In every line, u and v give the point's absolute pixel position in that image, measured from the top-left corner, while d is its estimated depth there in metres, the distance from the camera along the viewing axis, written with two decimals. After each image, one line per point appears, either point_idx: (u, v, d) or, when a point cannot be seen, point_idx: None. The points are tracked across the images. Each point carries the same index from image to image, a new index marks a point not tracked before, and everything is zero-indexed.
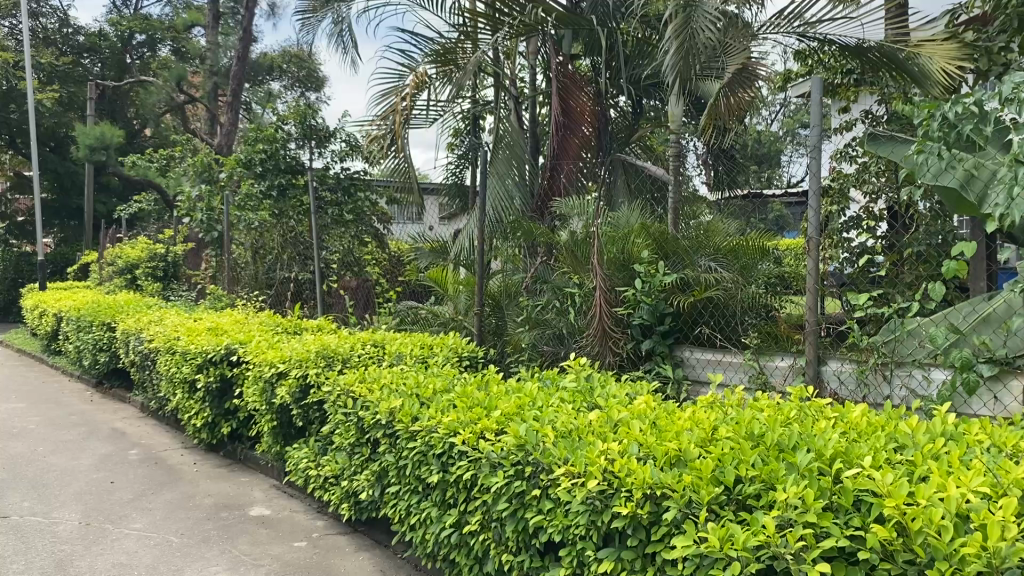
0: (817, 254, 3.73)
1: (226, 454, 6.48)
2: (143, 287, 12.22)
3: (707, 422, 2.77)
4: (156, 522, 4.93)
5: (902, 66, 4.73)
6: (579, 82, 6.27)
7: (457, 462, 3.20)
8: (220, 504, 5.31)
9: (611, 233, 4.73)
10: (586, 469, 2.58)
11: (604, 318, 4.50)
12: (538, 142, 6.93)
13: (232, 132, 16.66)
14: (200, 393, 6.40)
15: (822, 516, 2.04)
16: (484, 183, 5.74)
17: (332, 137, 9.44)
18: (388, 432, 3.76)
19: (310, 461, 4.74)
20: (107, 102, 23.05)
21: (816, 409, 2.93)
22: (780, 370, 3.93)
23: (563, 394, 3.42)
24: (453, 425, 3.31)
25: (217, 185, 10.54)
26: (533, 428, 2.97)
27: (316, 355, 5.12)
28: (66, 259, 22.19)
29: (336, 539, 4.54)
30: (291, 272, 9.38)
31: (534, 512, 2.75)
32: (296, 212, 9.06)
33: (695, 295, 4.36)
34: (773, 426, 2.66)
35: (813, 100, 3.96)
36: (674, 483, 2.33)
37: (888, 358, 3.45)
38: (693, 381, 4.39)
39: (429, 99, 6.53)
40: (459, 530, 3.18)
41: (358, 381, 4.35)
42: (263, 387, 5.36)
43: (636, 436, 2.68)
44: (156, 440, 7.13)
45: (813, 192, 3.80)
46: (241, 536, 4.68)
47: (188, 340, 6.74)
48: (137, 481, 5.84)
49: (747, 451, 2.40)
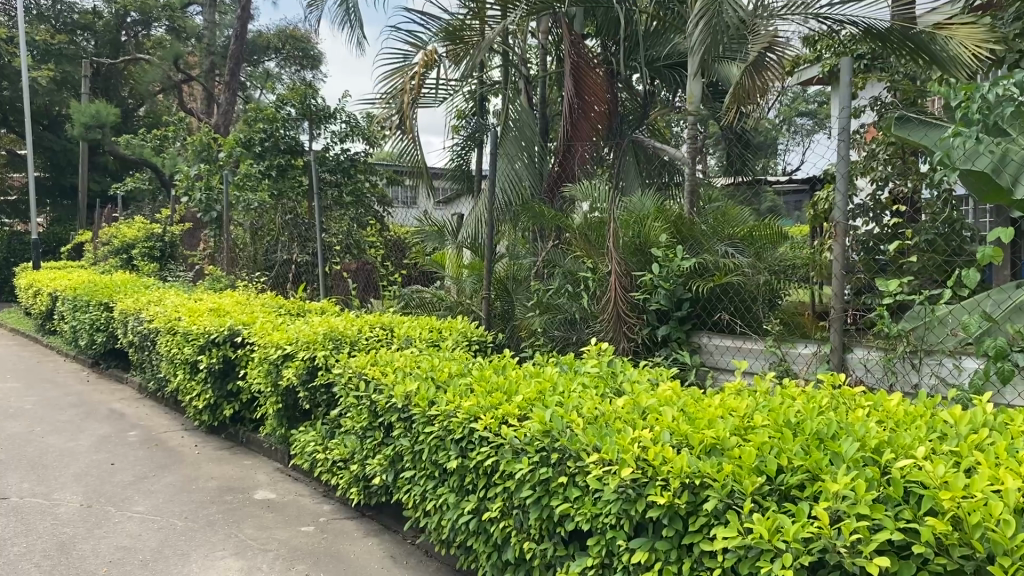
0: (844, 238, 3.67)
1: (228, 437, 6.40)
2: (140, 268, 12.10)
3: (740, 410, 2.69)
4: (159, 506, 4.84)
5: (929, 52, 4.62)
6: (590, 62, 6.07)
7: (477, 448, 3.11)
8: (223, 487, 5.22)
9: (626, 216, 4.64)
10: (619, 457, 2.49)
11: (619, 303, 4.41)
12: (546, 123, 6.82)
13: (230, 111, 16.45)
14: (202, 374, 6.29)
15: (873, 508, 1.98)
16: (493, 165, 5.60)
17: (334, 118, 9.34)
18: (403, 415, 3.67)
19: (317, 445, 4.66)
20: (102, 80, 22.76)
21: (849, 398, 2.87)
22: (803, 358, 3.80)
23: (585, 379, 3.34)
24: (473, 409, 3.21)
25: (217, 165, 10.41)
26: (559, 414, 2.88)
27: (324, 337, 5.03)
28: (59, 239, 22.06)
29: (344, 523, 4.47)
30: (290, 254, 8.95)
31: (560, 500, 2.67)
32: (296, 192, 9.04)
33: (715, 280, 4.25)
34: (811, 414, 2.59)
35: (842, 78, 3.84)
36: (714, 471, 2.26)
37: (917, 346, 3.36)
38: (713, 368, 4.28)
39: (440, 78, 6.39)
40: (478, 517, 3.10)
41: (369, 364, 4.26)
42: (268, 369, 5.25)
43: (668, 424, 2.60)
44: (157, 422, 7.03)
45: (841, 174, 3.72)
46: (247, 519, 4.59)
47: (189, 321, 6.62)
48: (137, 463, 5.75)
49: (788, 440, 2.33)
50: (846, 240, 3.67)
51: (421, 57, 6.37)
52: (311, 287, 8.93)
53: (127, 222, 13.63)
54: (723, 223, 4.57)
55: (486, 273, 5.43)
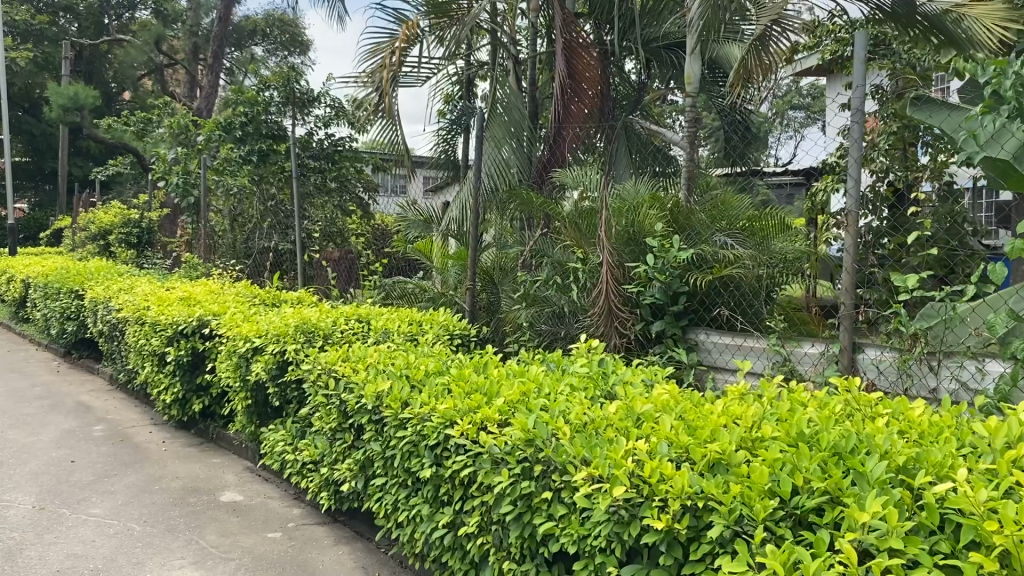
0: (857, 229, 3.36)
1: (197, 433, 6.08)
2: (116, 255, 11.73)
3: (746, 418, 2.40)
4: (117, 508, 4.53)
5: (945, 33, 4.29)
6: (582, 42, 5.73)
7: (453, 456, 2.80)
8: (188, 487, 4.92)
9: (618, 204, 4.33)
10: (610, 472, 2.19)
11: (611, 296, 4.10)
12: (536, 106, 6.48)
13: (213, 95, 16.06)
14: (170, 367, 5.96)
15: (907, 541, 1.69)
16: (479, 150, 5.28)
17: (317, 103, 9.02)
18: (374, 417, 3.36)
19: (287, 445, 4.37)
20: (84, 63, 22.22)
21: (865, 407, 2.59)
22: (810, 358, 3.49)
23: (573, 379, 3.03)
24: (450, 413, 2.90)
25: (195, 149, 10.05)
26: (543, 420, 2.58)
27: (295, 330, 4.72)
28: (39, 225, 21.70)
29: (313, 530, 4.16)
30: (269, 242, 8.68)
31: (543, 518, 2.37)
32: (276, 178, 8.71)
33: (714, 272, 3.96)
34: (828, 424, 2.30)
35: (856, 52, 3.49)
36: (719, 492, 1.96)
37: (936, 348, 3.06)
38: (710, 367, 3.97)
39: (423, 54, 6.07)
40: (454, 532, 2.81)
41: (341, 360, 3.95)
42: (237, 363, 4.94)
43: (666, 434, 2.30)
44: (124, 415, 6.70)
45: (854, 158, 3.40)
46: (210, 524, 4.28)
47: (157, 310, 6.29)
48: (99, 460, 5.42)
49: (803, 456, 2.04)
50: (858, 231, 3.37)
51: (402, 32, 6.02)
52: (290, 276, 8.58)
53: (103, 207, 13.23)
54: (720, 212, 4.29)
55: (470, 263, 5.10)
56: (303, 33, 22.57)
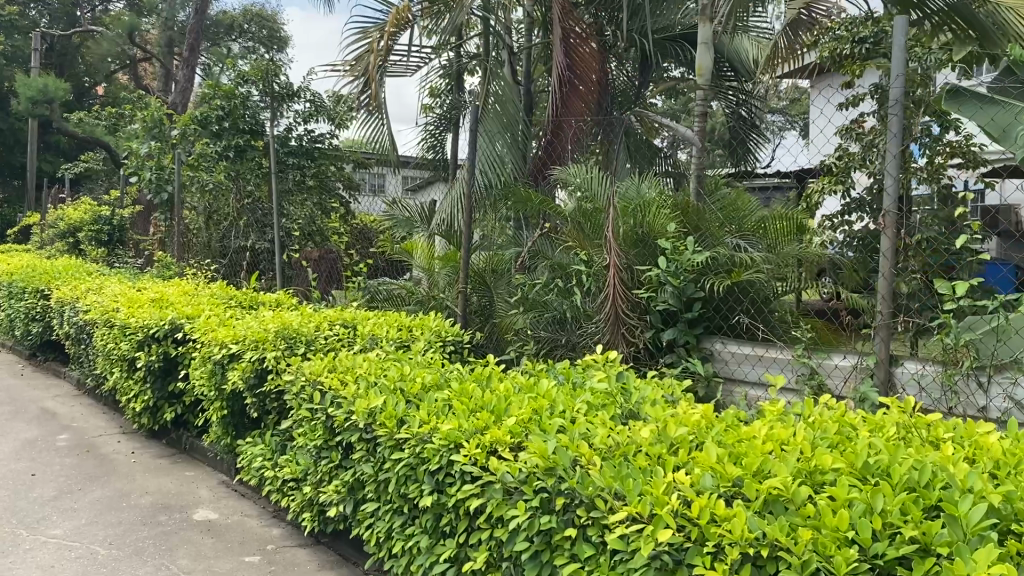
0: (895, 231, 3.09)
1: (169, 443, 5.71)
2: (85, 253, 11.27)
3: (799, 446, 2.11)
4: (79, 529, 4.16)
5: (974, 21, 3.86)
6: (582, 33, 5.46)
7: (458, 483, 2.49)
8: (158, 504, 4.55)
9: (625, 204, 4.04)
10: (651, 511, 1.89)
11: (619, 300, 3.81)
12: (530, 101, 6.18)
13: (188, 89, 15.58)
14: (141, 373, 5.58)
15: None
16: (472, 144, 4.96)
17: (298, 97, 8.61)
18: (365, 436, 3.04)
19: (267, 460, 4.05)
20: (56, 55, 21.62)
21: (922, 431, 2.31)
22: (841, 371, 3.21)
23: (589, 397, 2.74)
24: (453, 434, 2.58)
25: (169, 143, 9.60)
26: (564, 445, 2.28)
27: (275, 336, 4.37)
28: (7, 221, 21.07)
29: (294, 553, 3.83)
30: (246, 241, 8.29)
31: (566, 560, 2.07)
32: (254, 174, 8.23)
33: (731, 277, 3.68)
34: (893, 453, 2.02)
35: (895, 40, 3.22)
36: (786, 537, 1.68)
37: (986, 362, 2.79)
38: (727, 379, 3.69)
39: (411, 41, 5.75)
40: (457, 569, 2.50)
41: (326, 371, 3.62)
42: (212, 370, 4.59)
43: (712, 465, 2.00)
44: (90, 423, 6.32)
45: (892, 151, 3.12)
46: (182, 547, 3.92)
47: (128, 312, 5.91)
48: (62, 474, 5.05)
49: (878, 496, 1.75)
50: (896, 232, 3.10)
51: (392, 16, 5.73)
52: (267, 277, 8.22)
53: (73, 204, 12.75)
54: (733, 214, 4.03)
55: (461, 264, 4.74)
56: (282, 28, 22.17)
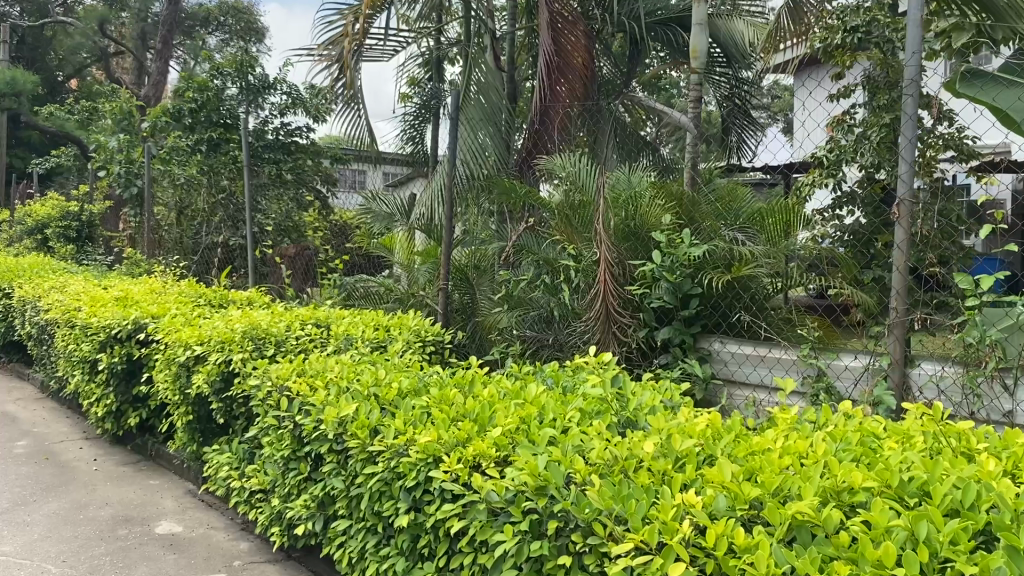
0: (909, 220, 2.84)
1: (134, 449, 5.42)
2: (54, 250, 10.89)
3: (823, 460, 1.87)
4: (31, 544, 3.86)
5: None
6: (570, 18, 5.26)
7: (438, 501, 2.24)
8: (119, 516, 4.26)
9: (615, 193, 3.81)
10: (660, 541, 1.64)
11: (610, 297, 3.56)
12: (514, 91, 5.95)
13: (161, 82, 15.17)
14: (103, 376, 5.28)
15: None
16: (453, 133, 4.69)
17: (274, 90, 8.34)
18: (336, 447, 2.77)
19: (233, 469, 3.77)
20: (27, 48, 21.11)
21: (954, 441, 2.07)
22: (851, 373, 3.00)
23: (582, 403, 2.49)
24: (432, 446, 2.32)
25: (139, 136, 9.27)
26: (556, 460, 2.02)
27: (242, 337, 4.11)
28: None
29: (262, 570, 3.56)
30: (218, 236, 7.98)
31: None
32: (228, 168, 7.94)
33: (731, 272, 3.44)
34: (930, 468, 1.78)
35: (910, 13, 2.97)
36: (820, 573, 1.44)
37: (1014, 363, 2.57)
38: (726, 381, 3.46)
39: (389, 25, 5.47)
40: None
41: (294, 375, 3.35)
42: (176, 373, 4.29)
43: (726, 484, 1.76)
44: (52, 428, 6.00)
45: (907, 135, 2.89)
46: (141, 563, 3.64)
47: (90, 312, 5.61)
48: (17, 484, 4.74)
49: (923, 523, 1.51)
50: (910, 222, 2.85)
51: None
52: (240, 273, 7.92)
53: (42, 200, 12.35)
54: (730, 206, 3.81)
55: (443, 260, 4.48)
56: (259, 21, 21.70)
